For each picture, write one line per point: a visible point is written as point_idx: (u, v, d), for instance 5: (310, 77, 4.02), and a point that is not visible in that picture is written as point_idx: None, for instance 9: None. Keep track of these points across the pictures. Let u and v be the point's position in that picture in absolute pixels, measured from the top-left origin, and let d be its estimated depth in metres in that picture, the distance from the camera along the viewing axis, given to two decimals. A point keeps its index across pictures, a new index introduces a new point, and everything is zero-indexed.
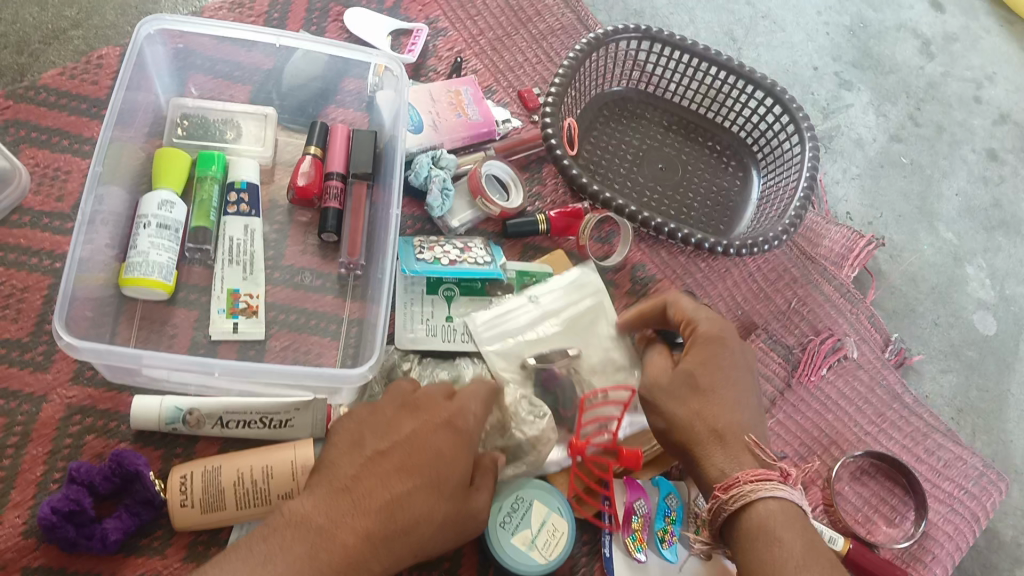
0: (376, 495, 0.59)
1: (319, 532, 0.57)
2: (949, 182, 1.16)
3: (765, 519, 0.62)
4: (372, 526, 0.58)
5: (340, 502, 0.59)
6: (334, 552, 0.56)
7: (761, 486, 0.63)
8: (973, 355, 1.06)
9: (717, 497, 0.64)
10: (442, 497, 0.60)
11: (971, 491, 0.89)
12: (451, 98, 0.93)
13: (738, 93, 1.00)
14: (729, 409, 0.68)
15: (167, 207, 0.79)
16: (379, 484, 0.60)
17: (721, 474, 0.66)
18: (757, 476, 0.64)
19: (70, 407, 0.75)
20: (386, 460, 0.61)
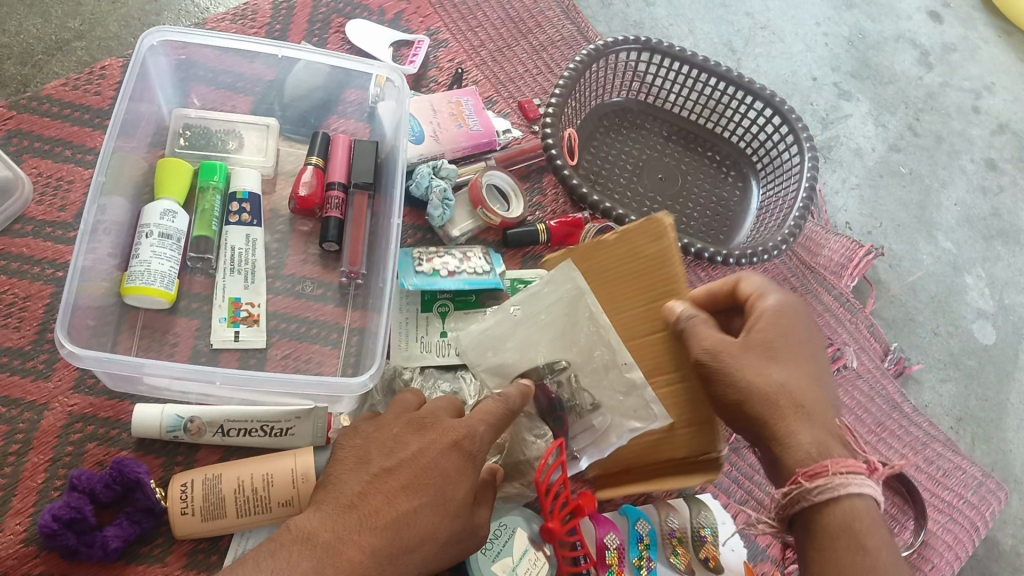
0: (382, 515, 0.58)
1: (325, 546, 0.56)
2: (948, 192, 1.16)
3: (846, 519, 0.58)
4: (377, 541, 0.57)
5: (345, 516, 0.58)
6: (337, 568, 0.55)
7: (849, 481, 0.58)
8: (972, 364, 1.06)
9: (800, 483, 0.59)
10: (443, 517, 0.60)
11: (970, 500, 0.89)
12: (452, 108, 0.93)
13: (738, 104, 1.01)
14: (813, 384, 0.64)
15: (169, 216, 0.80)
16: (385, 502, 0.59)
17: (806, 455, 0.60)
18: (848, 468, 0.58)
19: (71, 415, 0.75)
20: (392, 480, 0.60)
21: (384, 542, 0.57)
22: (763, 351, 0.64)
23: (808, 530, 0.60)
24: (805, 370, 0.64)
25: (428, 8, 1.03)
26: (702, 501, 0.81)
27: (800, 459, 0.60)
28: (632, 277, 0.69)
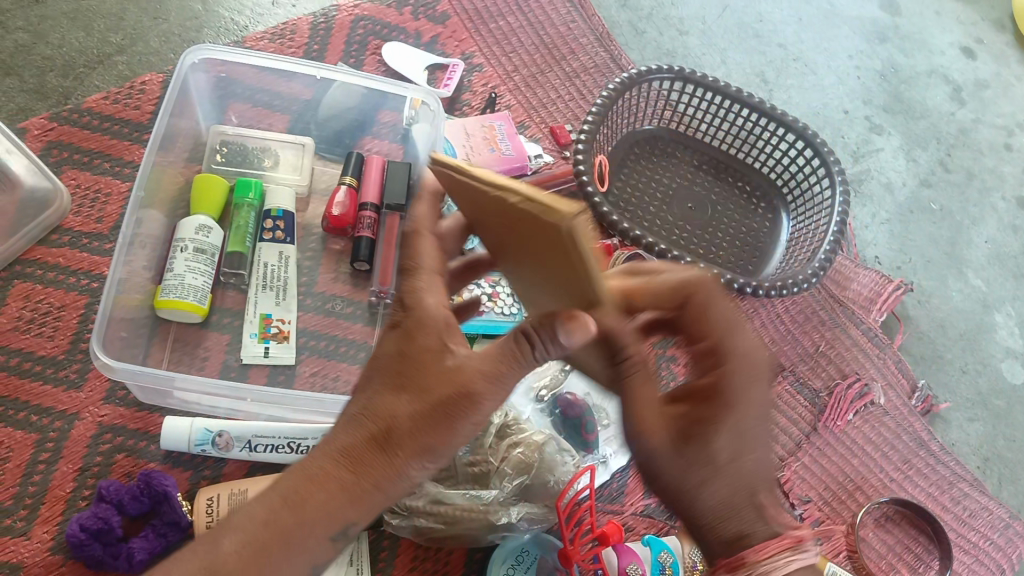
0: (356, 441, 0.48)
1: (299, 496, 0.47)
2: (978, 229, 1.16)
3: None
4: (361, 465, 0.48)
5: (316, 467, 0.48)
6: (326, 503, 0.47)
7: (786, 562, 0.49)
8: (1001, 404, 1.03)
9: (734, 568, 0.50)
10: (436, 416, 0.47)
11: (996, 542, 0.88)
12: (485, 133, 0.94)
13: (770, 135, 1.01)
14: (750, 471, 0.51)
15: (204, 231, 0.81)
16: (354, 437, 0.48)
17: (738, 538, 0.51)
18: (778, 548, 0.49)
19: (101, 425, 0.76)
20: (357, 413, 0.49)
21: (369, 463, 0.48)
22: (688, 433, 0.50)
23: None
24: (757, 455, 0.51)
25: (464, 33, 1.04)
26: None
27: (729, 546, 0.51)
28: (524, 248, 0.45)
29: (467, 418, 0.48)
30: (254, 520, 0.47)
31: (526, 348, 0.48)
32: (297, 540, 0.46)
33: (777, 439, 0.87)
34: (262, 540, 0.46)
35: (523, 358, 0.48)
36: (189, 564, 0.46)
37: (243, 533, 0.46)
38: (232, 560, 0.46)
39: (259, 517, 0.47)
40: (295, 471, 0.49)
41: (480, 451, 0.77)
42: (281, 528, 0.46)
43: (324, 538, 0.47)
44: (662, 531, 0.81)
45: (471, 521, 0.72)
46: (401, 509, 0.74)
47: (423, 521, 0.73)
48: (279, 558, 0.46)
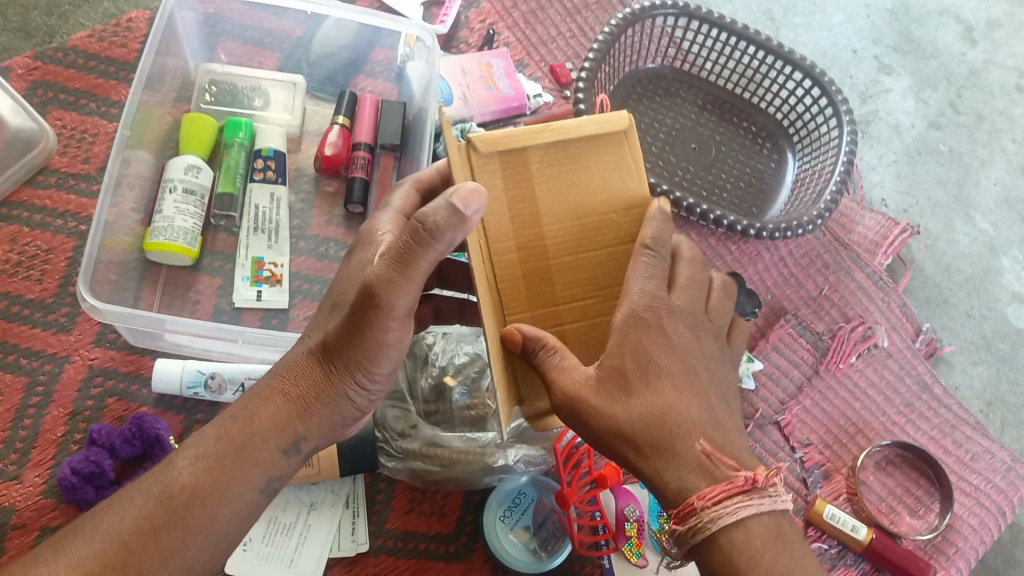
0: (299, 366, 0.51)
1: (249, 416, 0.49)
2: (987, 171, 1.12)
3: (743, 538, 0.48)
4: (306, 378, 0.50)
5: (263, 390, 0.50)
6: (277, 420, 0.49)
7: (735, 506, 0.48)
8: (1006, 348, 1.02)
9: (676, 526, 0.50)
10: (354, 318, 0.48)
11: (998, 486, 0.87)
12: (482, 71, 0.91)
13: (776, 74, 0.98)
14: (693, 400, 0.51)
15: (193, 171, 0.79)
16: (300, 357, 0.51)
17: (677, 493, 0.49)
18: (715, 496, 0.48)
19: (92, 368, 0.75)
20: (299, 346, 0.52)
21: (310, 383, 0.50)
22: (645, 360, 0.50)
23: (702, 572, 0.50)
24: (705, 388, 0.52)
25: None
26: None
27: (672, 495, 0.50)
28: (578, 184, 0.49)
29: (388, 322, 0.48)
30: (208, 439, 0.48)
31: (419, 235, 0.44)
32: (250, 456, 0.48)
33: (778, 383, 0.86)
34: (215, 453, 0.48)
35: (424, 247, 0.45)
36: (143, 481, 0.47)
37: (199, 450, 0.48)
38: (186, 473, 0.47)
39: (210, 434, 0.49)
40: (243, 398, 0.51)
41: (477, 394, 0.76)
42: (235, 445, 0.48)
43: (277, 456, 0.49)
44: None
45: (466, 464, 0.72)
46: (398, 452, 0.74)
47: (419, 463, 0.73)
48: (233, 471, 0.48)
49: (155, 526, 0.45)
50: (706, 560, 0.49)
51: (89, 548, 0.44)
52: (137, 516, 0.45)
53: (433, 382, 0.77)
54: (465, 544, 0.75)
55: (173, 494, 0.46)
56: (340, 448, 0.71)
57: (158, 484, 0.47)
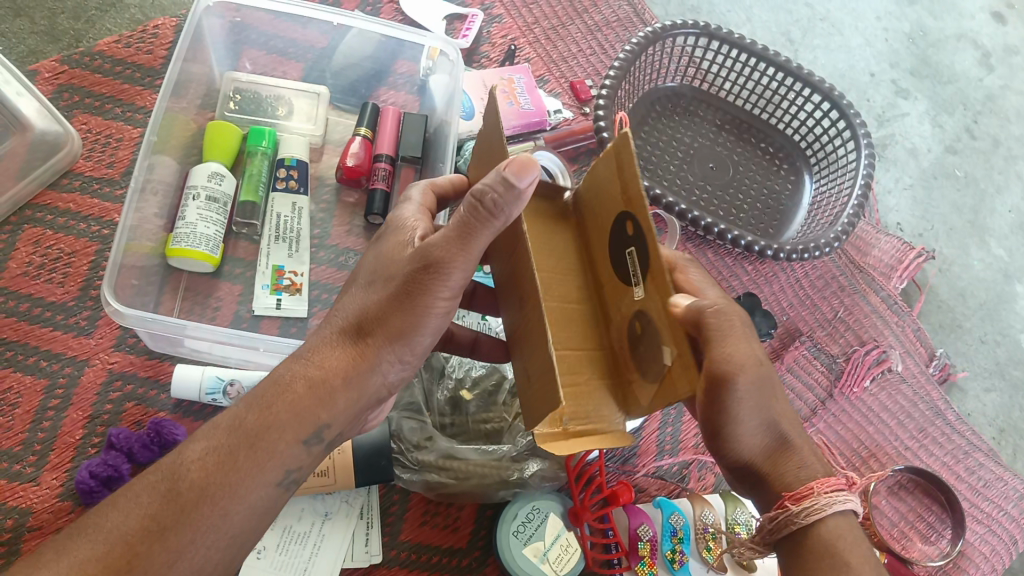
0: (326, 350, 0.50)
1: (272, 400, 0.48)
2: (1003, 197, 1.11)
3: (842, 529, 0.52)
4: (330, 359, 0.49)
5: (283, 376, 0.49)
6: (302, 404, 0.48)
7: (844, 496, 0.52)
8: (1019, 375, 1.01)
9: (785, 508, 0.52)
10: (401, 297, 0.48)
11: (1010, 513, 0.87)
12: (504, 86, 0.92)
13: (796, 96, 0.98)
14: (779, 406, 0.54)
15: (216, 178, 0.78)
16: (323, 339, 0.50)
17: (789, 484, 0.53)
18: (834, 486, 0.52)
19: (111, 372, 0.75)
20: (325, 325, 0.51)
21: (340, 362, 0.49)
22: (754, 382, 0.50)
23: (792, 555, 0.53)
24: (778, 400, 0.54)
25: None
26: (739, 497, 0.81)
27: (789, 481, 0.53)
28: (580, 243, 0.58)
29: (436, 297, 0.48)
30: (227, 425, 0.48)
31: (479, 211, 0.44)
32: (266, 450, 0.47)
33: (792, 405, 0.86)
34: (228, 443, 0.47)
35: (482, 226, 0.44)
36: (152, 476, 0.46)
37: (217, 439, 0.47)
38: (195, 467, 0.46)
39: (224, 426, 0.48)
40: (262, 382, 0.50)
41: (493, 408, 0.77)
42: (256, 434, 0.47)
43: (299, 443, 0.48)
44: (673, 493, 0.81)
45: (482, 477, 0.72)
46: (413, 463, 0.74)
47: (434, 475, 0.73)
48: (246, 464, 0.47)
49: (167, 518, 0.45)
50: (802, 543, 0.52)
51: (91, 548, 0.44)
52: (140, 515, 0.45)
53: (449, 395, 0.78)
54: (477, 559, 0.75)
55: (180, 491, 0.45)
56: (357, 458, 0.71)
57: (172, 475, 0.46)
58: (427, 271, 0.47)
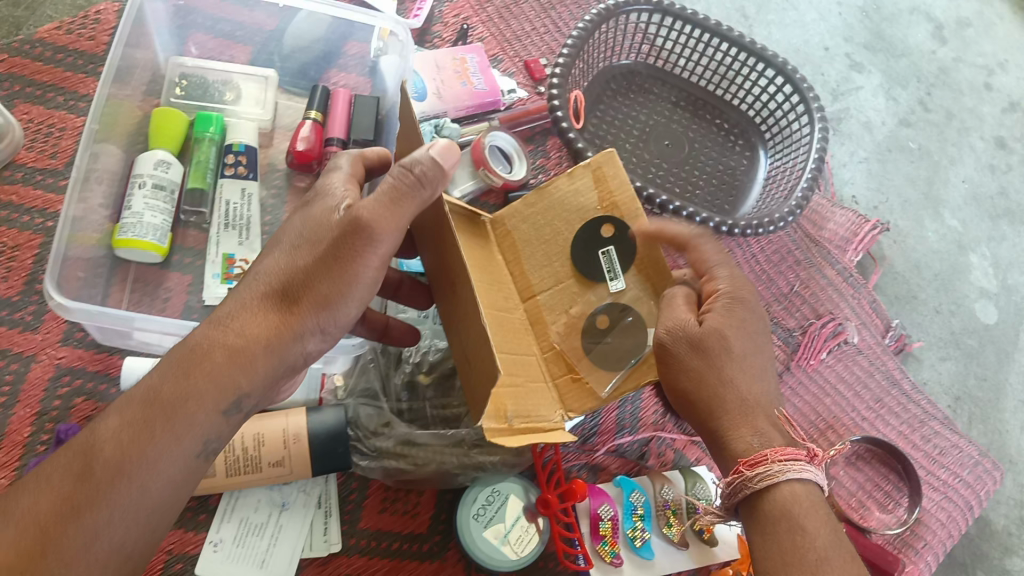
0: (239, 316, 0.50)
1: (184, 368, 0.49)
2: (956, 169, 1.12)
3: (797, 497, 0.56)
4: (250, 327, 0.50)
5: (195, 343, 0.50)
6: (215, 369, 0.49)
7: (798, 464, 0.56)
8: (973, 344, 1.03)
9: (740, 472, 0.56)
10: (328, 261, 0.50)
11: (966, 480, 0.88)
12: (456, 65, 0.90)
13: (749, 71, 0.98)
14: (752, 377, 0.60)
15: (163, 166, 0.76)
16: (243, 305, 0.51)
17: (747, 448, 0.57)
18: (786, 454, 0.56)
19: (59, 367, 0.74)
20: (243, 289, 0.52)
21: (255, 328, 0.50)
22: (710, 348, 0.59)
23: (750, 519, 0.57)
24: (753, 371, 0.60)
25: None
26: (697, 473, 0.81)
27: (744, 447, 0.57)
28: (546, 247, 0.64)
29: (369, 254, 0.50)
30: (140, 393, 0.48)
31: (409, 180, 0.49)
32: (182, 419, 0.48)
33: None
34: (145, 413, 0.47)
35: (411, 195, 0.49)
36: (67, 453, 0.47)
37: (129, 409, 0.48)
38: (110, 443, 0.46)
39: (139, 398, 0.48)
40: (176, 348, 0.50)
41: (452, 393, 0.76)
42: (169, 403, 0.48)
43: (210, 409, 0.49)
44: (635, 471, 0.82)
45: (439, 464, 0.72)
46: (371, 450, 0.74)
47: (392, 462, 0.73)
48: (164, 435, 0.47)
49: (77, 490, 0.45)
50: (758, 506, 0.57)
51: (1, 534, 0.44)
52: (55, 495, 0.45)
53: (407, 380, 0.77)
54: (438, 543, 0.75)
55: (94, 467, 0.46)
56: (313, 448, 0.71)
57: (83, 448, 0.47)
58: (355, 233, 0.49)
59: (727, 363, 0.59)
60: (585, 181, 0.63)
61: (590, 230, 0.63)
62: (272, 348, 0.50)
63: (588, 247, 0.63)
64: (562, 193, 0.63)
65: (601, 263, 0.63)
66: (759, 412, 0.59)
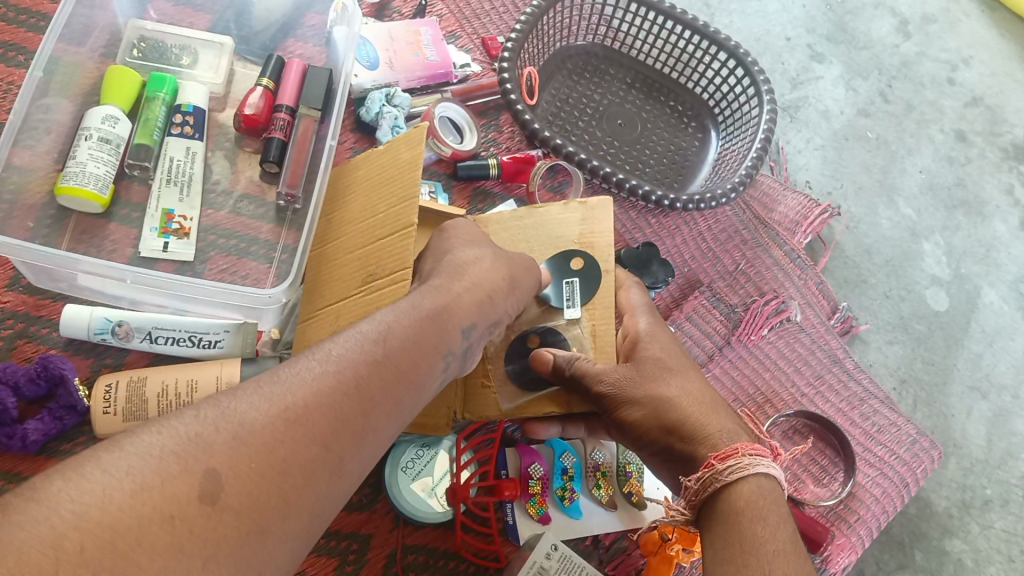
0: (367, 369, 0.46)
1: (319, 401, 0.43)
2: (913, 159, 1.22)
3: (762, 494, 0.61)
4: (398, 395, 0.47)
5: (324, 374, 0.44)
6: (346, 419, 0.43)
7: (765, 462, 0.62)
8: (921, 329, 1.12)
9: (712, 466, 0.61)
10: (444, 336, 0.53)
11: (902, 457, 0.89)
12: (410, 37, 0.93)
13: (702, 54, 1.00)
14: (699, 388, 0.69)
15: (110, 121, 0.79)
16: (393, 357, 0.48)
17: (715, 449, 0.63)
18: (754, 450, 0.62)
19: (3, 311, 0.75)
20: (348, 337, 0.47)
21: (378, 384, 0.46)
22: (663, 367, 0.69)
23: (717, 517, 0.60)
24: (700, 383, 0.70)
25: None
26: None
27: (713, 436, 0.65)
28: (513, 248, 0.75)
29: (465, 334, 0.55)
30: (274, 411, 0.41)
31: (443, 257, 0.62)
32: (340, 469, 0.42)
33: (691, 350, 0.88)
34: (316, 460, 0.41)
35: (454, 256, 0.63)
36: (198, 450, 0.38)
37: (267, 420, 0.40)
38: (273, 469, 0.39)
39: (313, 427, 0.42)
40: (328, 382, 0.44)
41: None
42: (319, 449, 0.41)
43: (340, 482, 0.42)
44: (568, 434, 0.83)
45: None
46: None
47: None
48: (324, 488, 0.41)
49: (226, 489, 0.37)
50: (726, 499, 0.61)
51: (98, 492, 0.34)
52: (197, 476, 0.37)
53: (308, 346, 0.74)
54: (368, 495, 0.76)
55: (252, 478, 0.38)
56: None
57: (239, 439, 0.39)
58: (471, 308, 0.56)
59: (666, 383, 0.68)
60: (576, 215, 0.75)
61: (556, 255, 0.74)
62: (396, 409, 0.47)
63: (558, 274, 0.73)
64: (551, 219, 0.75)
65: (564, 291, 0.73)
66: (715, 415, 0.67)
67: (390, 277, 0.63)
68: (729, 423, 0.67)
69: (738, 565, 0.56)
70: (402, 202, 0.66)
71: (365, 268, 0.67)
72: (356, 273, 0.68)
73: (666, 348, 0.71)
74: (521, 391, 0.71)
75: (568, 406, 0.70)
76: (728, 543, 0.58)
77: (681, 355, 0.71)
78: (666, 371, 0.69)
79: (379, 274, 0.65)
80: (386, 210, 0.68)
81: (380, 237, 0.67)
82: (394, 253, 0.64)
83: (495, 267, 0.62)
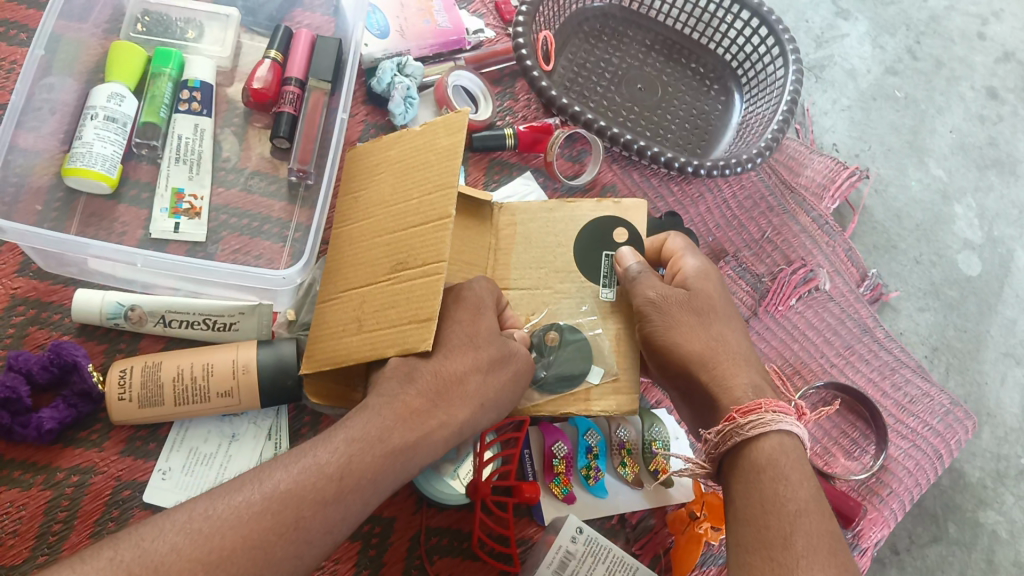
0: (310, 505, 0.48)
1: (249, 542, 0.45)
2: (943, 118, 1.18)
3: (780, 449, 0.59)
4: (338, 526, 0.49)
5: (262, 512, 0.46)
6: (273, 559, 0.46)
7: (787, 418, 0.60)
8: (953, 295, 1.09)
9: (734, 419, 0.61)
10: (406, 455, 0.53)
11: (936, 428, 0.86)
12: (420, 3, 0.90)
13: (725, 14, 0.96)
14: (736, 337, 0.68)
15: (117, 99, 0.76)
16: (342, 489, 0.49)
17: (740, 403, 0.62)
18: (775, 405, 0.61)
19: (14, 298, 0.74)
20: (304, 465, 0.49)
21: (318, 524, 0.48)
22: (705, 310, 0.68)
23: (738, 471, 0.60)
24: (731, 329, 0.69)
25: None
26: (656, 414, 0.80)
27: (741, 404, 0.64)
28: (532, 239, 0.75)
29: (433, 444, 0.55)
30: (194, 552, 0.44)
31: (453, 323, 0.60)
32: None
33: None
34: None
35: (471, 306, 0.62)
36: None
37: (186, 564, 0.43)
38: None
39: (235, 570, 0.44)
40: (264, 520, 0.46)
41: None
42: None
43: None
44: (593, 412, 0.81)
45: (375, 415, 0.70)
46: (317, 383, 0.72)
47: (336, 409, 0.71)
48: None
49: None
50: (749, 453, 0.60)
51: None
52: None
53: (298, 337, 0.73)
54: None
55: None
56: (262, 377, 0.69)
57: None
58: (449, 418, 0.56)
59: (705, 324, 0.68)
60: (610, 213, 0.74)
61: (588, 251, 0.73)
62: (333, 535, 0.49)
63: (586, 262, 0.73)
64: (583, 214, 0.75)
65: (602, 266, 0.73)
66: (736, 363, 0.66)
67: (424, 269, 0.60)
68: (755, 375, 0.66)
69: (760, 524, 0.55)
70: (437, 191, 0.62)
71: (394, 255, 0.63)
72: (379, 257, 0.65)
73: (710, 287, 0.70)
74: (540, 390, 0.69)
75: (587, 403, 0.69)
76: (750, 500, 0.57)
77: (725, 294, 0.71)
78: (712, 314, 0.68)
79: (410, 265, 0.61)
80: (420, 196, 0.64)
81: (413, 224, 0.63)
82: (428, 243, 0.61)
83: (482, 387, 0.59)
